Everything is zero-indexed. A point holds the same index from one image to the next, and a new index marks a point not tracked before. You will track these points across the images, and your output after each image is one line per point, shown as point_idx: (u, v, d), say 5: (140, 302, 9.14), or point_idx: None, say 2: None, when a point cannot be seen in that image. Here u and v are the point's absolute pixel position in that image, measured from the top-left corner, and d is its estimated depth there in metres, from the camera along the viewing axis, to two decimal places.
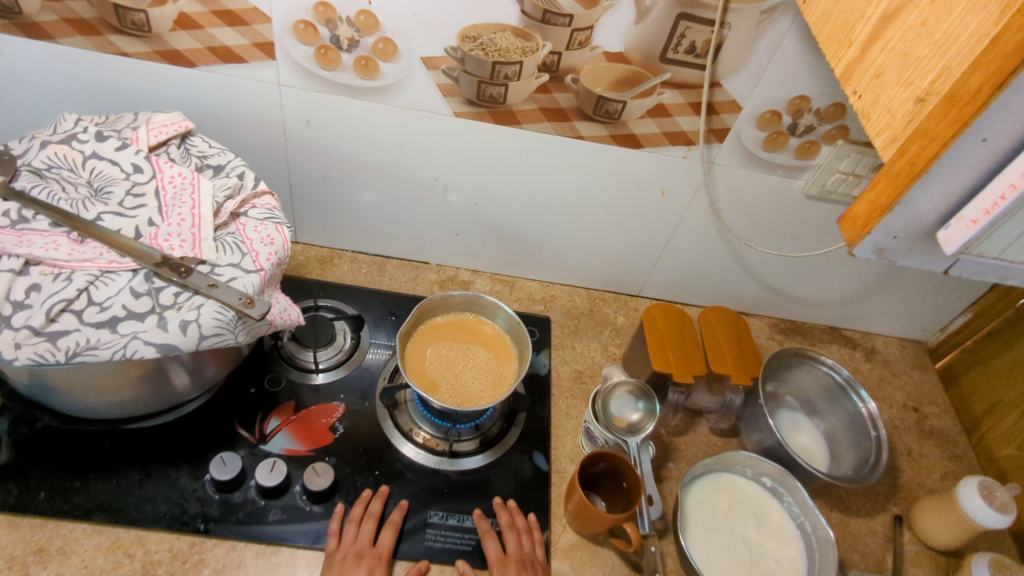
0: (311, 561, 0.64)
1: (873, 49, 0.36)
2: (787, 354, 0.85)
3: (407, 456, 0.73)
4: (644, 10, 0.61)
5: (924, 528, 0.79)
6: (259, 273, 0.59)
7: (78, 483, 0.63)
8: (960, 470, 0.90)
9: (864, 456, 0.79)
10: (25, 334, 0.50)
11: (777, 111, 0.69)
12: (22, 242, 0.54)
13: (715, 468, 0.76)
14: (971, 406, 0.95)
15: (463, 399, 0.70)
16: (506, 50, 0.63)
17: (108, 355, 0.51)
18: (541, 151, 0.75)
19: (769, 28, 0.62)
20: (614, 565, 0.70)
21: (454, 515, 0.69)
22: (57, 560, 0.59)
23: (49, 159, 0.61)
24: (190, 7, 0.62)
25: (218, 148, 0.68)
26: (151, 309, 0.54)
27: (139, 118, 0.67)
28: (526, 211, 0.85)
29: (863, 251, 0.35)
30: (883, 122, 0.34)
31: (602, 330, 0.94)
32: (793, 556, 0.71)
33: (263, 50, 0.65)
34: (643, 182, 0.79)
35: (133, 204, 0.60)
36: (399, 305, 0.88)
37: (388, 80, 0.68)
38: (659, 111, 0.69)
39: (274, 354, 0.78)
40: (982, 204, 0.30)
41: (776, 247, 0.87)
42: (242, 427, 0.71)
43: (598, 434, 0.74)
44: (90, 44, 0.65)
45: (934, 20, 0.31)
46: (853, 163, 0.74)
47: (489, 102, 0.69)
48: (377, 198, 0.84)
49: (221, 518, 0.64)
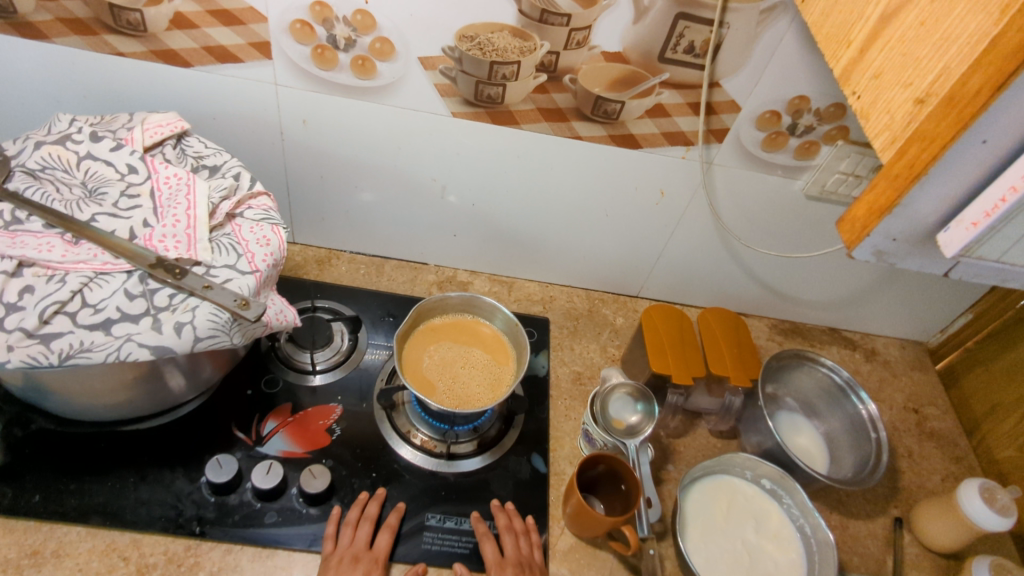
0: (307, 564, 0.63)
1: (872, 50, 0.36)
2: (787, 355, 0.84)
3: (404, 458, 0.72)
4: (642, 10, 0.60)
5: (925, 532, 0.78)
6: (254, 274, 0.59)
7: (73, 486, 0.63)
8: (961, 472, 0.89)
9: (863, 457, 0.78)
10: (18, 336, 0.50)
11: (776, 111, 0.69)
12: (15, 244, 0.53)
13: (714, 470, 0.76)
14: (972, 407, 0.94)
15: (461, 401, 0.70)
16: (503, 50, 0.63)
17: (101, 357, 0.51)
18: (539, 151, 0.75)
19: (768, 27, 0.61)
20: (612, 567, 0.69)
21: (451, 518, 0.69)
22: (51, 563, 0.58)
23: (43, 160, 0.61)
24: (186, 6, 0.62)
25: (214, 149, 0.68)
26: (145, 311, 0.53)
27: (134, 118, 0.66)
28: (524, 212, 0.84)
29: (863, 253, 0.34)
30: (882, 123, 0.34)
31: (601, 330, 0.94)
32: (792, 559, 0.71)
33: (260, 50, 0.65)
34: (642, 182, 0.78)
35: (128, 204, 0.60)
36: (397, 306, 0.88)
37: (385, 80, 0.67)
38: (657, 111, 0.69)
39: (270, 355, 0.78)
40: (983, 205, 0.30)
41: (775, 248, 0.87)
42: (239, 429, 0.70)
43: (596, 436, 0.73)
44: (85, 44, 0.65)
45: (934, 20, 0.31)
46: (853, 163, 0.73)
47: (486, 102, 0.69)
48: (375, 198, 0.84)
49: (217, 521, 0.63)
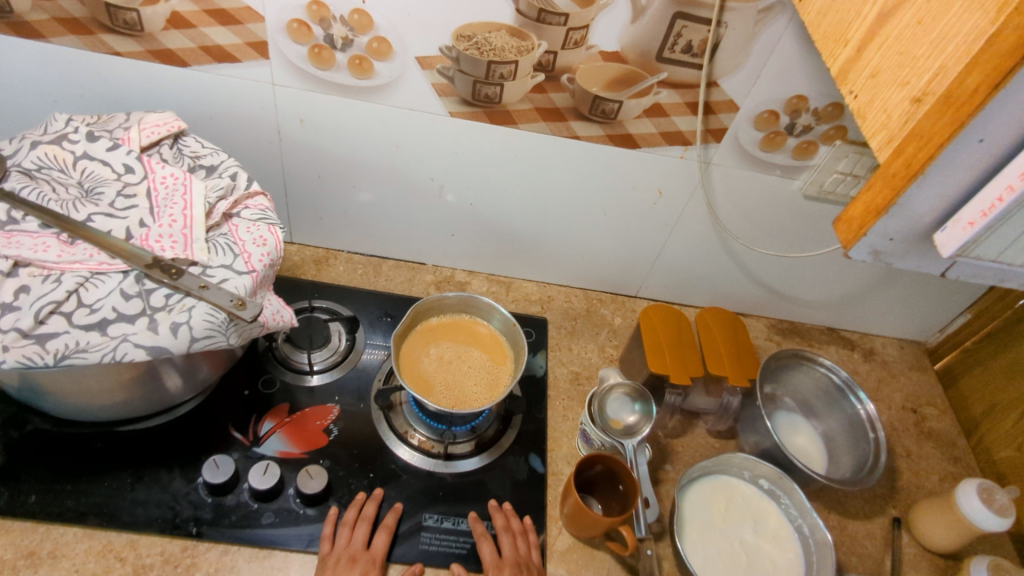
0: (304, 564, 0.63)
1: (869, 48, 0.35)
2: (785, 354, 0.84)
3: (402, 458, 0.72)
4: (640, 9, 0.60)
5: (923, 531, 0.78)
6: (251, 274, 0.59)
7: (70, 486, 0.63)
8: (959, 472, 0.89)
9: (862, 457, 0.78)
10: (13, 337, 0.49)
11: (774, 111, 0.68)
12: (11, 243, 0.53)
13: (712, 470, 0.76)
14: (971, 407, 0.94)
15: (458, 401, 0.70)
16: (501, 49, 0.63)
17: (97, 357, 0.51)
18: (537, 151, 0.75)
19: (766, 27, 0.61)
20: (610, 567, 0.69)
21: (449, 518, 0.69)
22: (47, 564, 0.58)
23: (39, 160, 0.60)
24: (182, 6, 0.62)
25: (211, 148, 0.68)
26: (141, 311, 0.53)
27: (130, 117, 0.66)
28: (523, 212, 0.84)
29: (859, 252, 0.34)
30: (878, 122, 0.34)
31: (599, 330, 0.93)
32: (791, 559, 0.71)
33: (256, 50, 0.65)
34: (640, 182, 0.78)
35: (124, 204, 0.60)
36: (395, 306, 0.88)
37: (383, 80, 0.67)
38: (655, 111, 0.69)
39: (267, 355, 0.78)
40: (979, 205, 0.29)
41: (773, 247, 0.87)
42: (236, 430, 0.70)
43: (594, 436, 0.73)
44: (82, 43, 0.65)
45: (931, 19, 0.31)
46: (851, 163, 0.73)
47: (484, 102, 0.69)
48: (374, 199, 0.83)
49: (214, 521, 0.63)
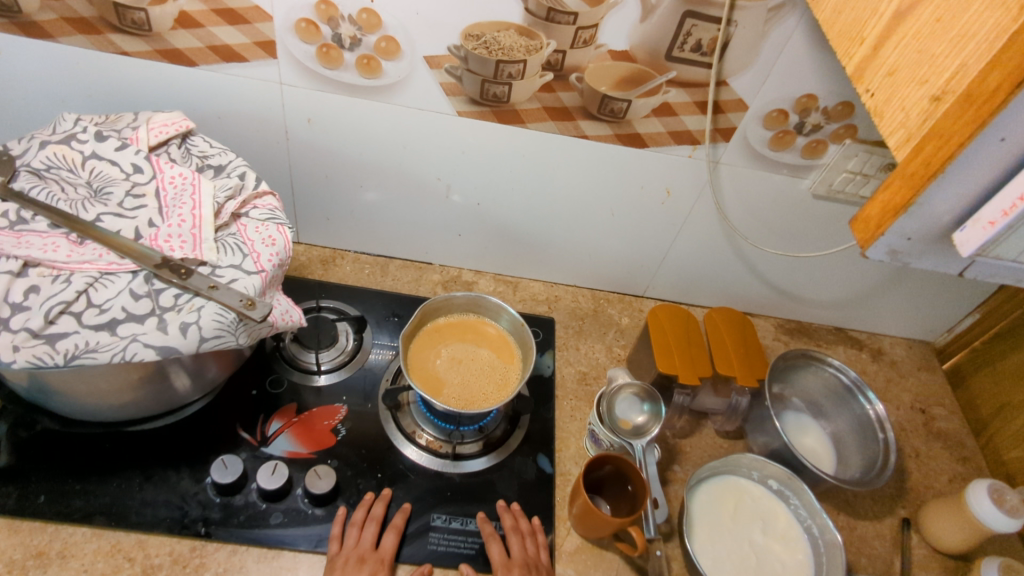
0: (313, 564, 0.63)
1: (886, 46, 0.35)
2: (794, 355, 0.84)
3: (410, 458, 0.72)
4: (649, 8, 0.60)
5: (933, 533, 0.78)
6: (260, 274, 0.58)
7: (78, 486, 0.63)
8: (969, 473, 0.89)
9: (871, 458, 0.78)
10: (24, 336, 0.49)
11: (784, 110, 0.68)
12: (21, 243, 0.53)
13: (720, 471, 0.75)
14: (980, 407, 0.94)
15: (467, 401, 0.69)
16: (509, 49, 0.63)
17: (107, 357, 0.50)
18: (545, 150, 0.74)
19: (776, 25, 0.61)
20: (619, 568, 0.69)
21: (457, 519, 0.68)
22: (56, 564, 0.58)
23: (48, 160, 0.61)
24: (191, 6, 0.61)
25: (219, 148, 0.68)
26: (151, 311, 0.53)
27: (139, 117, 0.66)
28: (530, 211, 0.84)
29: (876, 252, 0.34)
30: (896, 121, 0.33)
31: (606, 330, 0.93)
32: (800, 560, 0.71)
33: (264, 49, 0.65)
34: (648, 181, 0.78)
35: (133, 204, 0.60)
36: (402, 305, 0.88)
37: (390, 80, 0.67)
38: (664, 110, 0.69)
39: (274, 355, 0.78)
40: (1000, 204, 0.29)
41: (782, 247, 0.86)
42: (244, 429, 0.70)
43: (603, 437, 0.73)
44: (90, 43, 0.65)
45: (950, 17, 0.30)
46: (861, 162, 0.73)
47: (492, 101, 0.68)
48: (381, 198, 0.83)
49: (222, 522, 0.63)
